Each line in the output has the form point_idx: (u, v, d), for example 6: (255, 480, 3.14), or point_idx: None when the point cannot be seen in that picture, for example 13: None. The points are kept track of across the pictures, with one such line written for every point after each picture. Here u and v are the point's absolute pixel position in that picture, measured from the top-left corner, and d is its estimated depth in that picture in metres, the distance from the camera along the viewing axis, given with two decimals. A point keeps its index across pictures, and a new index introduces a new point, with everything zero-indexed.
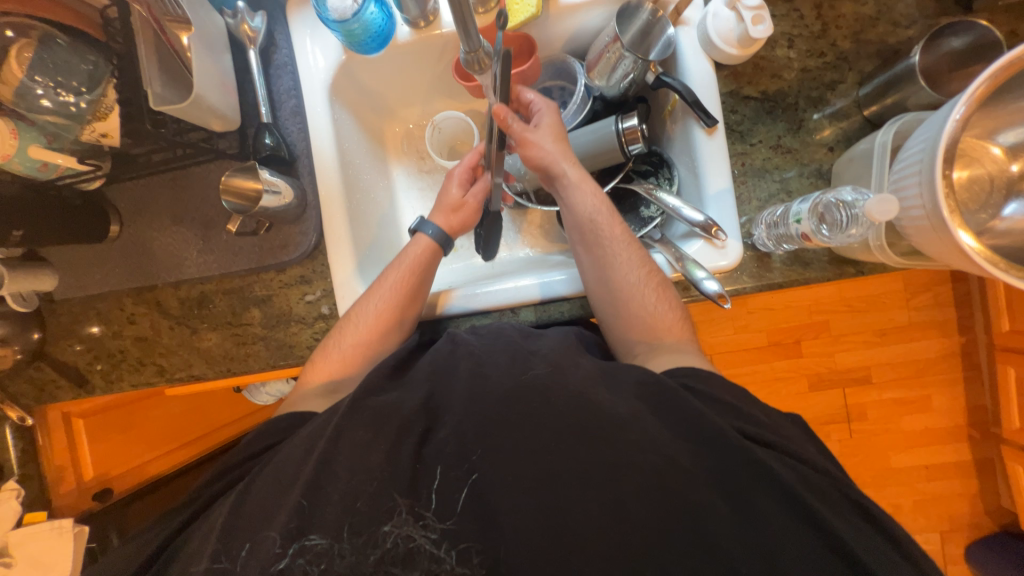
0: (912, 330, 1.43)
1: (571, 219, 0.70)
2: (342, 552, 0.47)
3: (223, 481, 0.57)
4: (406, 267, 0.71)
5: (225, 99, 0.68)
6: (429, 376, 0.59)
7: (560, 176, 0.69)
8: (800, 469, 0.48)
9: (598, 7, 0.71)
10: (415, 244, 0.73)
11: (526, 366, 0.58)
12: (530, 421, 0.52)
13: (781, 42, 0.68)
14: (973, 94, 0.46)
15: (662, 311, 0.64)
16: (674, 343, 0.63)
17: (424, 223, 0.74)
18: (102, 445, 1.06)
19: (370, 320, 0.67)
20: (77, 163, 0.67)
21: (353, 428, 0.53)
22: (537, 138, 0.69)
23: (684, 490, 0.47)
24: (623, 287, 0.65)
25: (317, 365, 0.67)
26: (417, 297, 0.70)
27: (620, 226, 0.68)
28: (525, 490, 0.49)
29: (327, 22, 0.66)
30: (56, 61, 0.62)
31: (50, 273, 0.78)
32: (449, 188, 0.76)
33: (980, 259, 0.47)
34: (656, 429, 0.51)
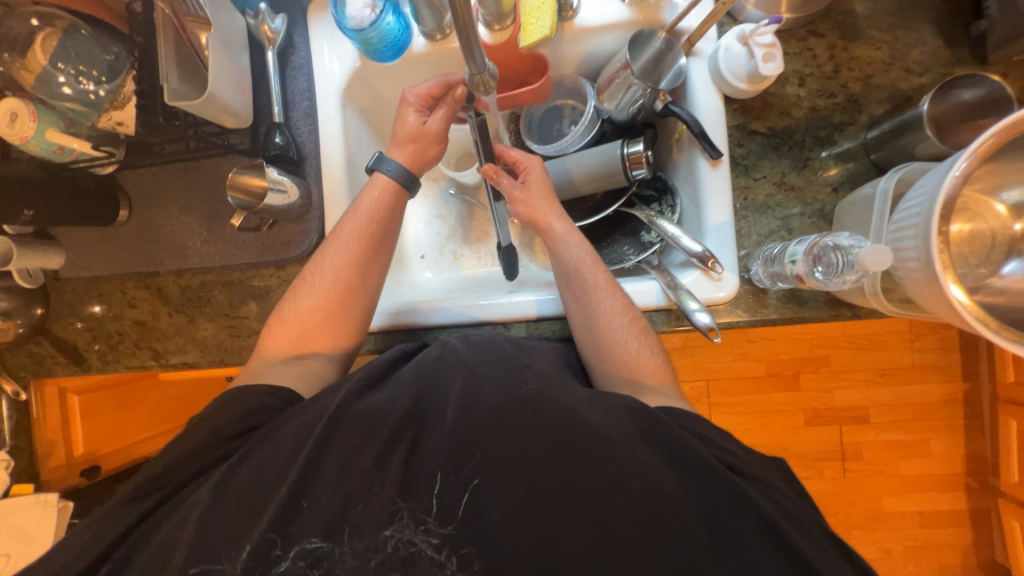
0: (914, 372, 1.41)
1: (556, 270, 0.69)
2: (342, 556, 0.47)
3: (202, 461, 0.54)
4: (363, 216, 0.70)
5: (239, 98, 0.69)
6: (416, 380, 0.57)
7: (546, 230, 0.71)
8: (787, 507, 0.47)
9: (612, 31, 0.72)
10: (372, 188, 0.71)
11: (520, 379, 0.56)
12: (521, 435, 0.51)
13: (792, 79, 0.68)
14: (976, 151, 0.45)
15: (645, 357, 0.64)
16: (656, 387, 0.62)
17: (382, 161, 0.72)
18: (96, 422, 1.08)
19: (326, 279, 0.68)
20: (91, 149, 0.69)
21: (344, 428, 0.52)
22: (525, 197, 0.71)
23: (667, 515, 0.46)
24: (607, 335, 0.64)
25: (276, 328, 0.67)
26: (377, 249, 0.70)
27: (604, 274, 0.67)
28: (512, 504, 0.48)
29: (344, 30, 0.67)
30: (79, 50, 0.64)
31: (58, 252, 0.80)
32: (407, 114, 0.72)
33: (970, 316, 0.46)
34: (644, 455, 0.50)
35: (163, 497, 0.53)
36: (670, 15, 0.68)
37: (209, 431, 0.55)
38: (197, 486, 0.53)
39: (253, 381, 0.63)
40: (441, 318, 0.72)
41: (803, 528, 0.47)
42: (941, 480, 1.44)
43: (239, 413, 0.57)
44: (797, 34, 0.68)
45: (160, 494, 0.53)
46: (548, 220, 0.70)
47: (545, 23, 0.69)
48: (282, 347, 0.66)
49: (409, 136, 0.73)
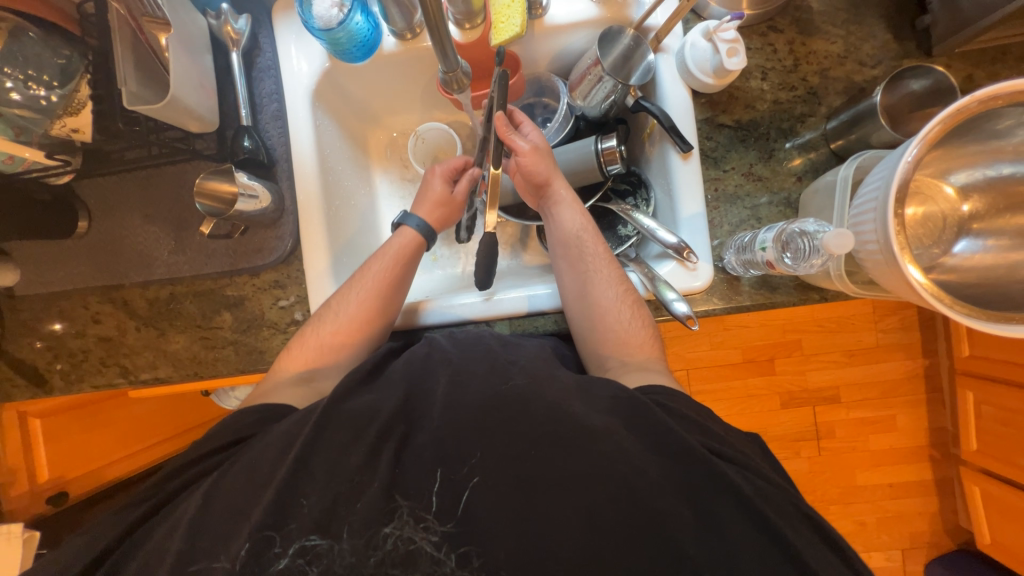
0: (880, 352, 1.48)
1: (557, 234, 0.72)
2: (342, 553, 0.45)
3: (194, 471, 0.53)
4: (389, 258, 0.71)
5: (203, 101, 0.66)
6: (405, 376, 0.58)
7: (552, 194, 0.73)
8: (764, 488, 0.49)
9: (581, 29, 0.73)
10: (400, 236, 0.74)
11: (504, 377, 0.57)
12: (512, 432, 0.51)
13: (755, 74, 0.70)
14: (925, 137, 0.48)
15: (635, 328, 0.65)
16: (643, 360, 0.63)
17: (408, 217, 0.74)
18: (62, 447, 1.02)
19: (352, 308, 0.67)
20: (44, 158, 0.65)
21: (334, 429, 0.52)
22: (535, 154, 0.70)
23: (654, 499, 0.47)
24: (600, 302, 0.66)
25: (293, 353, 0.66)
26: (400, 289, 0.70)
27: (603, 246, 0.70)
28: (507, 496, 0.48)
29: (312, 30, 0.66)
30: (26, 54, 0.61)
31: (11, 268, 0.76)
32: (432, 182, 0.76)
33: (926, 293, 0.49)
34: (630, 444, 0.50)
35: (157, 506, 0.52)
36: (637, 12, 0.70)
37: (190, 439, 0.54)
38: (186, 496, 0.51)
39: (260, 402, 0.61)
40: (429, 319, 0.73)
41: (780, 507, 0.49)
42: (907, 452, 1.52)
43: (230, 428, 0.56)
44: (758, 30, 0.71)
45: (153, 501, 0.52)
46: (555, 184, 0.72)
47: (516, 20, 0.68)
48: (295, 366, 0.64)
49: (436, 204, 0.75)
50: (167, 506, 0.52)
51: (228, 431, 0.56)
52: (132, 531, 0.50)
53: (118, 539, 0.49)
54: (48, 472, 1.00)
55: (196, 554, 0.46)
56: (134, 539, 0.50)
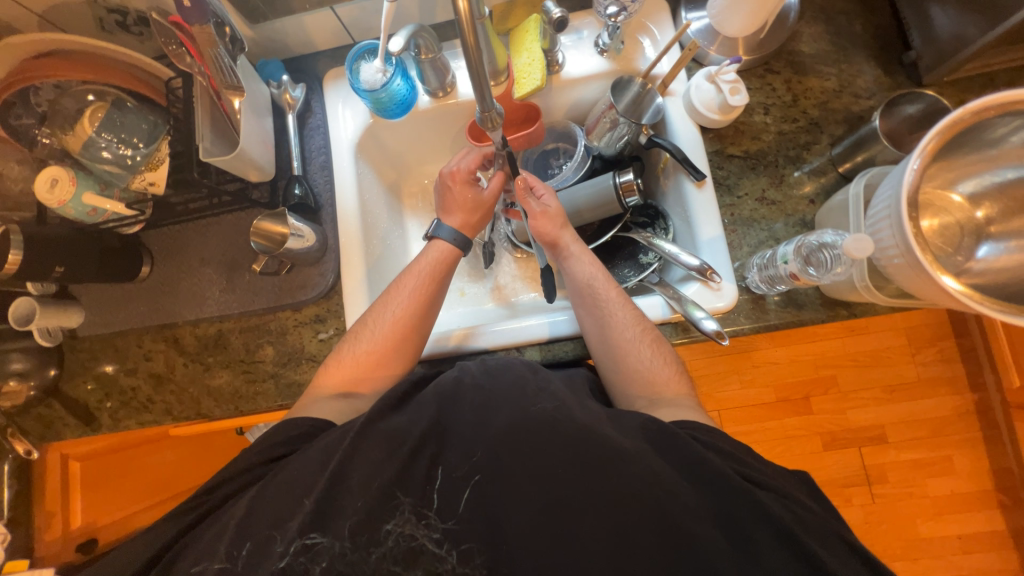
0: (922, 385, 1.41)
1: (571, 284, 0.74)
2: (343, 550, 0.47)
3: (238, 482, 0.55)
4: (424, 274, 0.74)
5: (264, 155, 0.76)
6: (435, 398, 0.57)
7: (563, 247, 0.76)
8: (802, 514, 0.47)
9: (594, 80, 0.82)
10: (433, 249, 0.77)
11: (534, 399, 0.55)
12: (543, 457, 0.50)
13: (758, 109, 0.77)
14: (923, 151, 0.52)
15: (657, 366, 0.65)
16: (671, 398, 0.63)
17: (439, 228, 0.77)
18: (95, 493, 1.02)
19: (385, 327, 0.69)
20: (122, 208, 0.74)
21: (369, 445, 0.52)
22: (549, 213, 0.76)
23: (684, 521, 0.46)
24: (619, 342, 0.67)
25: (330, 370, 0.68)
26: (433, 302, 0.73)
27: (616, 289, 0.71)
28: (534, 514, 0.48)
29: (358, 92, 0.75)
30: (124, 121, 0.71)
31: (77, 310, 0.82)
32: (459, 187, 0.78)
33: (965, 299, 0.51)
34: (661, 467, 0.49)
35: (203, 514, 0.54)
36: (643, 63, 0.78)
37: (234, 467, 0.56)
38: (233, 503, 0.53)
39: (298, 415, 0.63)
40: (462, 347, 0.75)
41: (820, 536, 0.46)
42: (972, 499, 1.40)
43: (267, 446, 0.57)
44: (756, 72, 0.78)
45: (195, 512, 0.54)
46: (564, 240, 0.76)
47: (536, 75, 0.76)
48: (333, 384, 0.67)
49: (468, 209, 0.78)
50: (211, 516, 0.54)
51: (263, 457, 0.56)
52: (185, 532, 0.53)
53: (164, 549, 0.51)
54: (81, 517, 1.00)
55: (242, 556, 0.48)
56: (179, 545, 0.52)
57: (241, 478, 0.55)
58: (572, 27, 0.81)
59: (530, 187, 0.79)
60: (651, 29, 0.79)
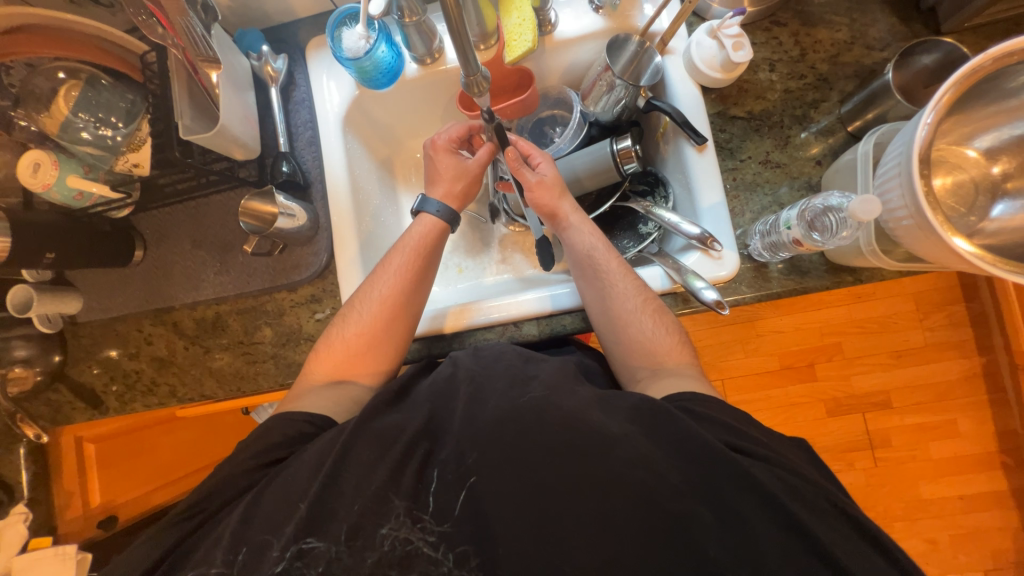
0: (928, 351, 1.40)
1: (571, 256, 0.72)
2: (340, 554, 0.47)
3: (237, 487, 0.55)
4: (411, 248, 0.72)
5: (247, 130, 0.73)
6: (429, 397, 0.58)
7: (562, 219, 0.74)
8: (793, 482, 0.47)
9: (589, 41, 0.78)
10: (420, 224, 0.74)
11: (522, 390, 0.55)
12: (534, 446, 0.50)
13: (762, 66, 0.72)
14: (939, 102, 0.49)
15: (660, 336, 0.64)
16: (675, 367, 0.62)
17: (427, 202, 0.75)
18: (112, 473, 1.06)
19: (374, 306, 0.68)
20: (109, 191, 0.73)
21: (361, 447, 0.52)
22: (545, 184, 0.72)
23: (669, 502, 0.46)
24: (621, 314, 0.65)
25: (322, 353, 0.68)
26: (421, 278, 0.71)
27: (617, 259, 0.69)
28: (521, 505, 0.48)
29: (341, 60, 0.72)
30: (99, 99, 0.69)
31: (76, 296, 0.82)
32: (442, 158, 0.75)
33: (977, 260, 0.49)
34: (649, 449, 0.49)
35: (203, 519, 0.54)
36: (642, 20, 0.74)
37: (234, 464, 0.56)
38: (230, 510, 0.53)
39: (297, 404, 0.64)
40: (459, 324, 0.74)
41: (812, 505, 0.46)
42: (975, 460, 1.40)
43: (262, 448, 0.57)
44: (761, 25, 0.73)
45: (196, 518, 0.53)
46: (563, 211, 0.74)
47: (527, 37, 0.73)
48: (327, 369, 0.67)
49: (452, 177, 0.75)
50: (211, 522, 0.53)
51: (263, 452, 0.57)
52: (182, 541, 0.52)
53: (165, 554, 0.51)
54: (99, 495, 1.02)
55: (239, 561, 0.48)
56: (179, 553, 0.52)
57: (246, 477, 0.55)
58: None
59: (526, 156, 0.76)
60: None
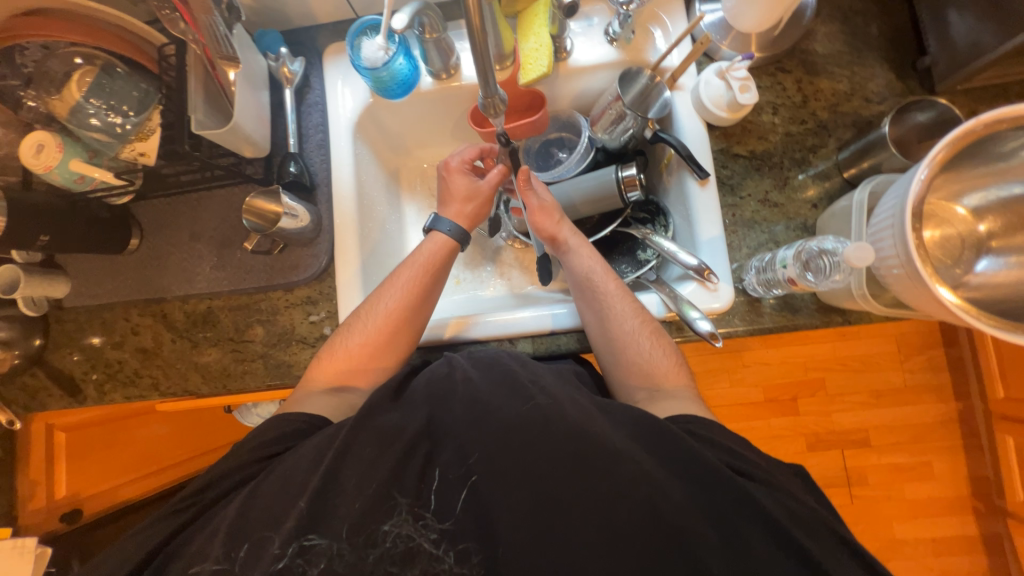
0: (908, 393, 1.43)
1: (571, 279, 0.73)
2: (342, 552, 0.47)
3: (232, 480, 0.54)
4: (420, 265, 0.72)
5: (259, 129, 0.74)
6: (427, 398, 0.57)
7: (562, 243, 0.75)
8: (794, 507, 0.47)
9: (602, 70, 0.80)
10: (431, 241, 0.74)
11: (527, 396, 0.54)
12: (539, 459, 0.50)
13: (766, 109, 0.75)
14: (933, 160, 0.51)
15: (657, 357, 0.65)
16: (671, 389, 0.63)
17: (439, 221, 0.75)
18: (81, 465, 1.04)
19: (379, 317, 0.68)
20: (111, 178, 0.71)
21: (362, 449, 0.51)
22: (550, 209, 0.74)
23: (675, 517, 0.46)
24: (620, 336, 0.66)
25: (323, 361, 0.67)
26: (428, 295, 0.71)
27: (615, 282, 0.71)
28: (525, 514, 0.48)
29: (359, 69, 0.73)
30: (112, 87, 0.69)
31: (63, 280, 0.80)
32: (455, 178, 0.77)
33: (959, 311, 0.51)
34: (650, 465, 0.49)
35: (200, 510, 0.53)
36: (654, 55, 0.76)
37: (230, 459, 0.56)
38: (226, 504, 0.53)
39: (292, 409, 0.63)
40: (457, 336, 0.74)
41: (811, 529, 0.46)
42: (947, 504, 1.42)
43: (257, 444, 0.56)
44: (767, 70, 0.76)
45: (191, 511, 0.53)
46: (563, 234, 0.75)
47: (543, 62, 0.75)
48: (328, 376, 0.66)
49: (463, 199, 0.76)
50: (206, 514, 0.53)
51: (257, 449, 0.56)
52: (175, 534, 0.52)
53: (153, 553, 0.50)
54: (65, 488, 1.01)
55: (241, 557, 0.47)
56: (172, 547, 0.51)
57: (242, 470, 0.55)
58: (583, 13, 0.79)
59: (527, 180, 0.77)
60: (663, 19, 0.77)
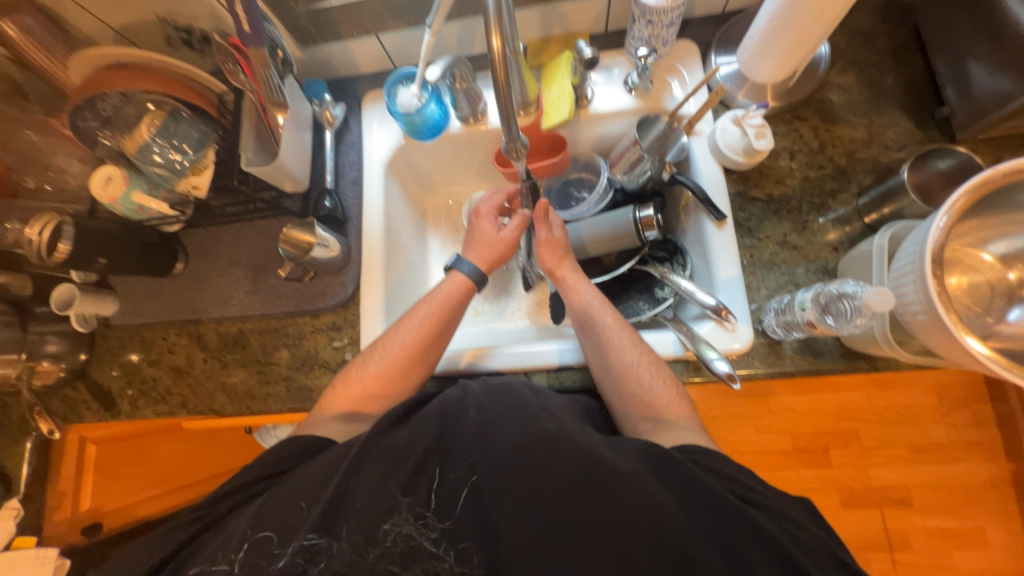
0: (953, 449, 1.32)
1: (569, 314, 0.74)
2: (339, 551, 0.50)
3: (245, 493, 0.57)
4: (438, 303, 0.74)
5: (300, 167, 0.80)
6: (439, 415, 0.58)
7: (559, 279, 0.77)
8: (794, 533, 0.47)
9: (621, 116, 0.84)
10: (449, 282, 0.77)
11: (535, 420, 0.56)
12: (541, 475, 0.51)
13: (783, 154, 0.77)
14: (952, 207, 0.51)
15: (658, 389, 0.64)
16: (676, 420, 0.62)
17: (460, 261, 0.78)
18: (105, 480, 1.04)
19: (394, 351, 0.70)
20: (166, 207, 0.79)
21: (372, 463, 0.54)
22: (558, 244, 0.77)
23: (682, 541, 0.46)
24: (618, 367, 0.66)
25: (338, 391, 0.69)
26: (443, 333, 0.73)
27: (613, 314, 0.71)
28: (529, 526, 0.50)
29: (394, 114, 0.79)
30: (177, 129, 0.77)
31: (112, 299, 0.86)
32: (484, 225, 0.80)
33: (991, 363, 0.49)
34: (657, 490, 0.49)
35: (211, 521, 0.56)
36: (671, 103, 0.80)
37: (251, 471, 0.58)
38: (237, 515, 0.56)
39: (307, 432, 0.65)
40: (473, 367, 0.75)
41: (814, 554, 0.46)
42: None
43: (266, 462, 0.59)
44: (783, 117, 0.78)
45: (203, 521, 0.56)
46: (560, 269, 0.77)
47: (564, 109, 0.79)
48: (340, 405, 0.67)
49: (484, 245, 0.79)
50: (219, 524, 0.56)
51: (266, 465, 0.59)
52: (189, 542, 0.54)
53: (167, 557, 0.53)
54: (90, 501, 1.01)
55: (239, 559, 0.50)
56: (184, 554, 0.54)
57: (254, 484, 0.58)
58: (603, 65, 0.84)
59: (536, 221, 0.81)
60: (680, 70, 0.81)
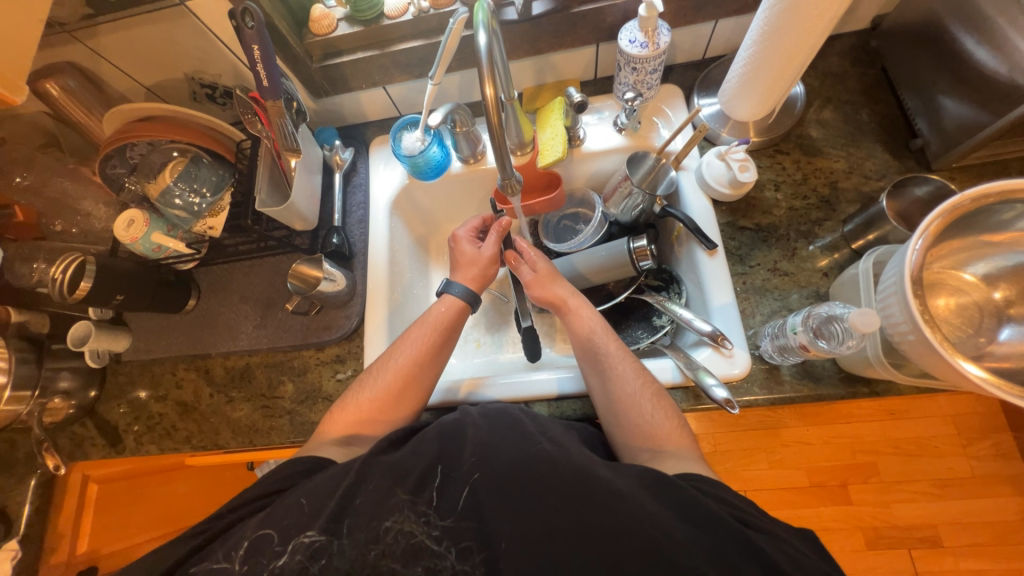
0: (976, 483, 1.27)
1: (572, 340, 0.76)
2: (341, 548, 0.51)
3: (247, 506, 0.57)
4: (430, 323, 0.77)
5: (311, 207, 0.85)
6: (438, 436, 0.59)
7: (562, 305, 0.79)
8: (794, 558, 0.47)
9: (612, 154, 0.89)
10: (442, 303, 0.79)
11: (533, 442, 0.56)
12: (538, 491, 0.52)
13: (768, 186, 0.81)
14: (926, 229, 0.54)
15: (659, 420, 0.64)
16: (675, 450, 0.61)
17: (450, 285, 0.80)
18: (102, 521, 1.02)
19: (388, 375, 0.71)
20: (182, 247, 0.83)
21: (373, 478, 0.55)
22: (547, 275, 0.81)
23: (679, 556, 0.46)
24: (622, 397, 0.66)
25: (336, 413, 0.70)
26: (437, 353, 0.74)
27: (615, 341, 0.72)
28: (522, 536, 0.50)
29: (399, 157, 0.85)
30: (197, 174, 0.82)
31: (126, 336, 0.89)
32: (463, 247, 0.83)
33: (991, 386, 0.49)
34: (655, 508, 0.49)
35: (212, 535, 0.56)
36: (659, 141, 0.85)
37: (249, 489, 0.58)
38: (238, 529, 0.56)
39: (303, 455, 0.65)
40: (475, 397, 0.76)
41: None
42: None
43: (270, 478, 0.59)
44: (766, 152, 0.83)
45: (204, 534, 0.56)
46: (562, 296, 0.79)
47: (558, 148, 0.86)
48: (339, 428, 0.68)
49: (468, 265, 0.82)
50: (221, 535, 0.56)
51: (267, 481, 0.58)
52: (194, 552, 0.55)
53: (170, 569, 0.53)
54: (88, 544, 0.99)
55: (241, 555, 0.52)
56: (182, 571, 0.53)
57: (255, 500, 0.58)
58: (594, 108, 0.90)
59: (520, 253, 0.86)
60: (666, 111, 0.86)
